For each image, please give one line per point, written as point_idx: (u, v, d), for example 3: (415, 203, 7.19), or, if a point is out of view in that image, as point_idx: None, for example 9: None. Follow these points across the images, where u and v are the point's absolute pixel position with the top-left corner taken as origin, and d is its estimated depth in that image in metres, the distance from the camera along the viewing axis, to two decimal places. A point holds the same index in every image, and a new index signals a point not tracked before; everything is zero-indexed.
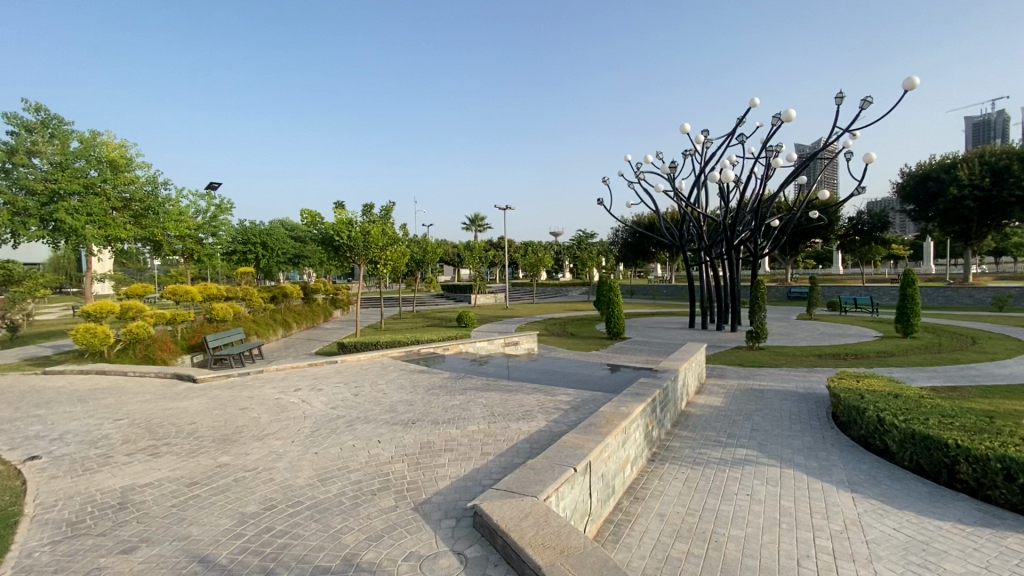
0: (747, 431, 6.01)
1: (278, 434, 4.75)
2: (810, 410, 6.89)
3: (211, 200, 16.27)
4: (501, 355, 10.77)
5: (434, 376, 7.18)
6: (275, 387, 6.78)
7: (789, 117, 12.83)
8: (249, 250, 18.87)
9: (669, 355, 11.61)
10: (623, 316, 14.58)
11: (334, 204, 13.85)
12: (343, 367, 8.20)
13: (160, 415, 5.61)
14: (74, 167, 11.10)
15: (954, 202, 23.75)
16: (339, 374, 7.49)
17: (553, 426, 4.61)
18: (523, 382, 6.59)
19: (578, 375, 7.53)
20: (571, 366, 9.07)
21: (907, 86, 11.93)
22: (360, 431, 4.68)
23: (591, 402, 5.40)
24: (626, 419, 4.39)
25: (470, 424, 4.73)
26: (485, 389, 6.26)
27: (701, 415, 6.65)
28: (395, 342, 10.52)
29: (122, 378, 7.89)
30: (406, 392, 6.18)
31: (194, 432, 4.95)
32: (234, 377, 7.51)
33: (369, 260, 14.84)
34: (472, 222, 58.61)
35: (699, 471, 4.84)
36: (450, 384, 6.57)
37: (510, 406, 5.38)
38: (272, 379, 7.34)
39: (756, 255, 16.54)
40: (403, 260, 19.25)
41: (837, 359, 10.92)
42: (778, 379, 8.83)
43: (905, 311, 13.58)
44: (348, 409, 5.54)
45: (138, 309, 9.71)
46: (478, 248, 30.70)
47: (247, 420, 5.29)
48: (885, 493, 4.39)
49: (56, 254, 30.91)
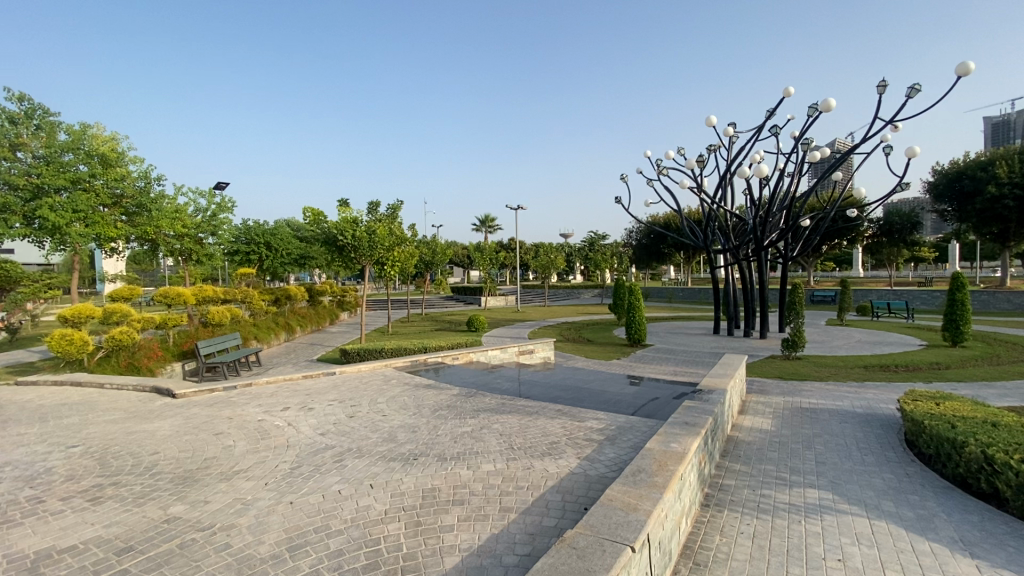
0: (812, 465, 5.04)
1: (249, 473, 3.89)
2: (881, 437, 5.89)
3: (211, 198, 15.53)
4: (516, 364, 9.89)
5: (442, 392, 6.33)
6: (259, 406, 5.93)
7: (826, 106, 11.74)
8: (252, 250, 18.07)
9: (698, 366, 10.61)
10: (644, 321, 13.59)
11: (337, 201, 13.02)
12: (341, 380, 7.35)
13: (121, 442, 4.79)
14: (60, 161, 10.44)
15: (992, 201, 22.33)
16: (334, 389, 6.65)
17: (588, 467, 3.70)
18: (545, 402, 5.66)
19: (605, 393, 6.59)
20: (594, 379, 8.12)
21: (961, 71, 10.87)
22: (350, 470, 3.81)
23: (629, 432, 4.48)
24: (683, 462, 3.48)
25: (485, 462, 3.82)
26: (500, 411, 5.36)
27: (753, 443, 5.70)
28: (400, 350, 9.67)
29: (96, 392, 7.13)
30: (409, 415, 5.29)
31: (152, 467, 4.12)
32: (217, 392, 6.70)
33: (375, 261, 14.03)
34: (483, 223, 57.79)
35: (768, 522, 3.91)
36: (458, 404, 5.68)
37: (532, 435, 4.47)
38: (259, 395, 6.49)
39: (787, 257, 15.49)
40: (412, 261, 18.41)
41: (887, 372, 9.85)
42: (832, 396, 7.79)
43: (955, 317, 12.46)
44: (338, 438, 4.66)
45: (123, 313, 9.00)
46: (488, 249, 29.74)
47: (219, 450, 4.45)
48: (1017, 560, 3.41)
49: (65, 256, 30.71)
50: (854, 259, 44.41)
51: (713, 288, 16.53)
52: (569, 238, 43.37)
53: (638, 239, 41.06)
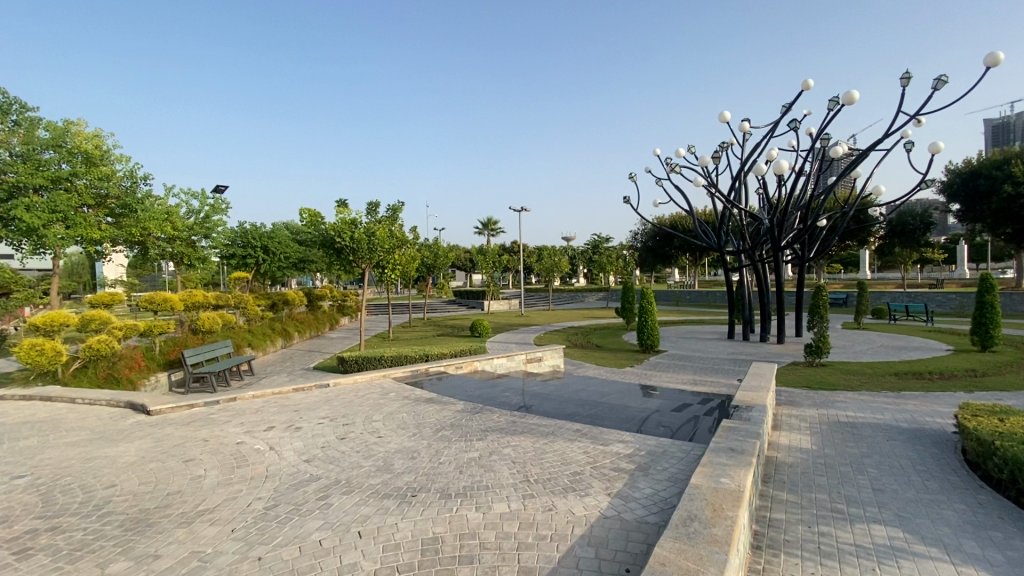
0: (869, 493, 4.39)
1: (214, 514, 3.26)
2: (938, 458, 5.22)
3: (204, 199, 14.94)
4: (524, 374, 9.26)
5: (445, 407, 5.71)
6: (240, 425, 5.31)
7: (848, 98, 11.05)
8: (249, 254, 17.29)
9: (717, 374, 9.94)
10: (656, 326, 12.94)
11: (335, 202, 12.43)
12: (334, 393, 6.74)
13: (75, 472, 4.18)
14: (39, 158, 9.91)
15: (1008, 200, 21.45)
16: (326, 404, 6.04)
17: (622, 509, 3.06)
18: (561, 420, 5.03)
19: (625, 409, 5.92)
20: (610, 391, 7.48)
21: (991, 61, 10.23)
22: (337, 511, 3.18)
23: (665, 462, 3.83)
24: (741, 504, 2.84)
25: (496, 502, 3.19)
26: (511, 431, 4.72)
27: (797, 465, 5.03)
28: (400, 359, 9.03)
29: (65, 408, 6.51)
30: (407, 436, 4.66)
31: (104, 506, 3.50)
32: (197, 409, 6.08)
33: (375, 264, 13.43)
34: (485, 226, 57.40)
35: (837, 570, 3.26)
36: (463, 422, 5.04)
37: (550, 464, 3.84)
38: (242, 411, 5.87)
39: (805, 258, 14.82)
40: (413, 264, 17.77)
41: (920, 380, 9.18)
42: (869, 409, 7.13)
43: (984, 321, 11.76)
44: (326, 465, 4.03)
45: (102, 320, 8.42)
46: (491, 253, 29.14)
47: (186, 482, 3.83)
48: None
49: (64, 259, 30.31)
50: (861, 262, 43.68)
51: (728, 292, 15.85)
52: (572, 242, 42.90)
53: (642, 241, 40.48)
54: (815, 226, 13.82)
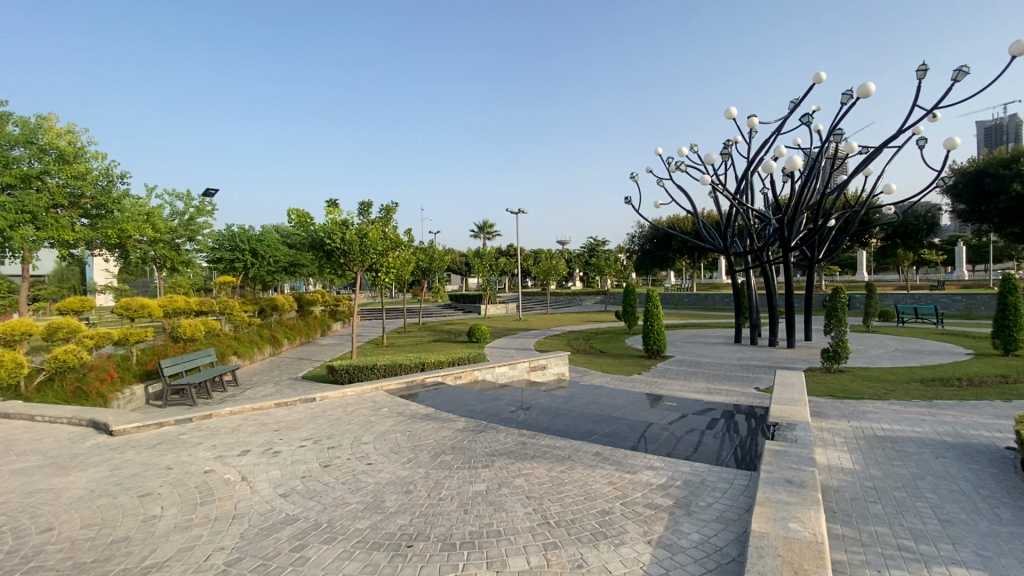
0: (937, 527, 3.82)
1: (163, 573, 2.62)
2: (998, 479, 4.67)
3: (189, 200, 14.25)
4: (527, 383, 8.64)
5: (445, 425, 5.11)
6: (211, 448, 4.66)
7: (864, 91, 10.53)
8: (236, 257, 16.59)
9: (731, 382, 9.37)
10: (663, 330, 12.34)
11: (325, 202, 11.78)
12: (321, 408, 6.11)
13: (9, 510, 3.52)
14: (7, 155, 9.26)
15: (1016, 200, 21.03)
16: (310, 422, 5.41)
17: (670, 566, 2.45)
18: (576, 442, 4.42)
19: (644, 426, 5.30)
20: (622, 403, 6.86)
21: (1016, 50, 9.76)
22: (314, 568, 2.56)
23: (708, 497, 3.24)
24: (824, 562, 2.25)
25: (513, 555, 2.58)
26: (521, 455, 4.12)
27: (844, 490, 4.45)
28: (394, 369, 8.38)
29: (20, 427, 5.84)
30: (403, 462, 4.06)
31: (30, 559, 2.85)
32: (167, 430, 5.43)
33: (368, 267, 12.76)
34: (481, 229, 56.81)
35: None
36: (466, 444, 4.44)
37: (572, 501, 3.22)
38: (215, 432, 5.22)
39: (816, 259, 14.29)
40: (408, 268, 17.12)
41: (949, 386, 8.65)
42: (905, 421, 6.56)
43: (1006, 322, 11.28)
44: (306, 502, 3.40)
45: (71, 328, 7.77)
46: (488, 255, 28.48)
47: (138, 525, 3.19)
48: None
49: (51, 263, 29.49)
50: (857, 264, 43.49)
51: (736, 295, 15.32)
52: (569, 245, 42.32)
53: (640, 244, 39.98)
54: (826, 225, 13.31)
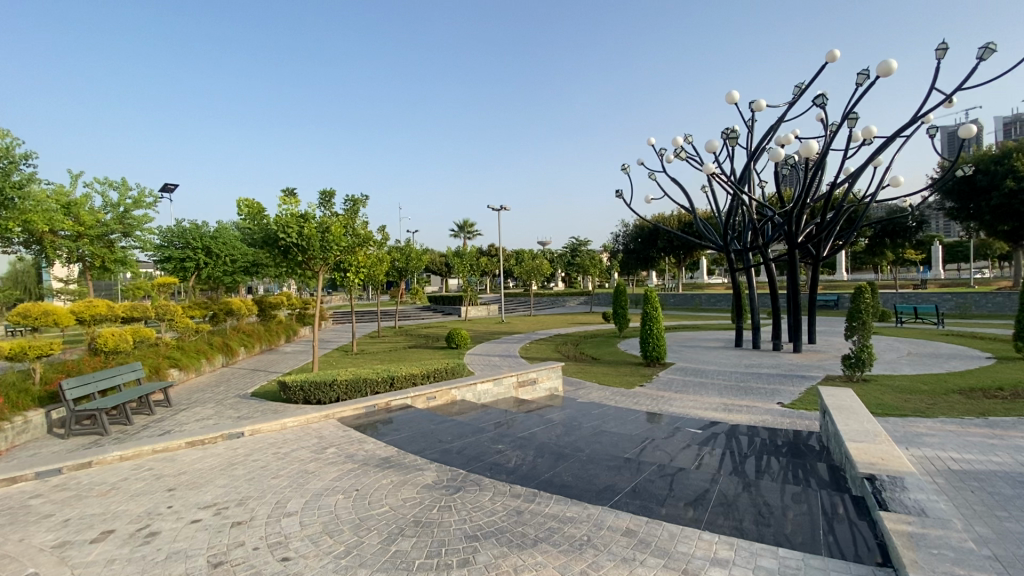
0: None
1: None
2: None
3: (123, 188, 12.42)
4: (515, 403, 7.28)
5: (409, 479, 3.70)
6: (60, 527, 3.16)
7: (883, 70, 9.41)
8: (186, 256, 14.79)
9: (749, 396, 8.12)
10: (663, 335, 11.11)
11: (279, 190, 10.20)
12: (247, 449, 4.61)
13: None
14: None
15: (1009, 197, 20.61)
16: (222, 476, 3.92)
17: None
18: (597, 513, 3.04)
19: (677, 471, 3.95)
20: (635, 432, 5.51)
21: None
22: None
23: None
24: None
25: None
26: (517, 540, 2.74)
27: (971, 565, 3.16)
28: (354, 389, 6.88)
29: None
30: (336, 557, 2.64)
31: None
32: (18, 490, 3.88)
33: (331, 265, 11.19)
34: (460, 228, 55.27)
35: None
36: (436, 519, 3.03)
37: None
38: (82, 494, 3.70)
39: (819, 256, 13.25)
40: (380, 268, 15.56)
41: (996, 398, 7.55)
42: (974, 447, 5.39)
43: None
44: None
45: None
46: (468, 254, 26.95)
47: None
48: None
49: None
50: (839, 263, 43.24)
51: (736, 296, 14.24)
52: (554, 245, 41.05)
53: (624, 244, 39.03)
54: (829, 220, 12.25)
